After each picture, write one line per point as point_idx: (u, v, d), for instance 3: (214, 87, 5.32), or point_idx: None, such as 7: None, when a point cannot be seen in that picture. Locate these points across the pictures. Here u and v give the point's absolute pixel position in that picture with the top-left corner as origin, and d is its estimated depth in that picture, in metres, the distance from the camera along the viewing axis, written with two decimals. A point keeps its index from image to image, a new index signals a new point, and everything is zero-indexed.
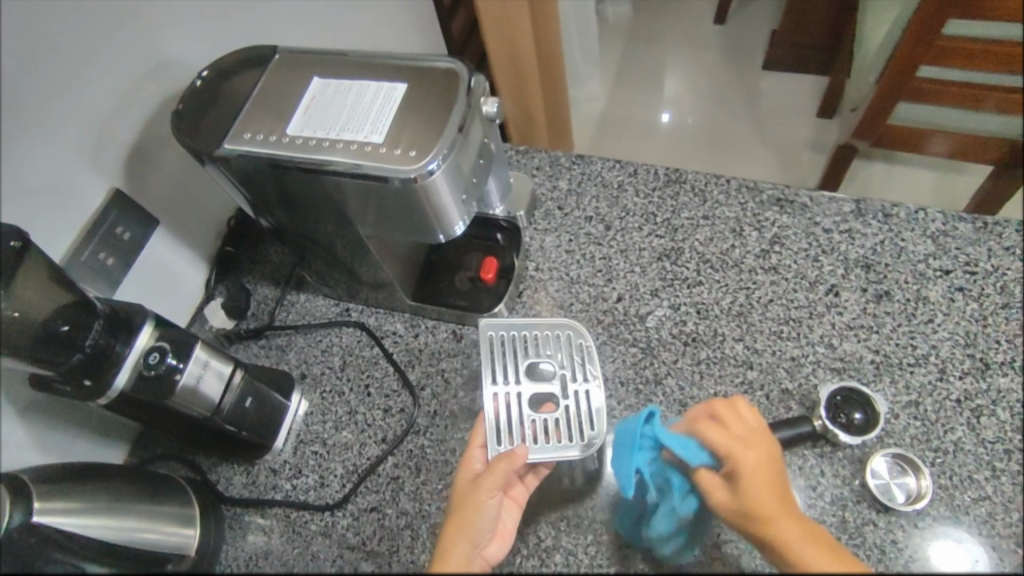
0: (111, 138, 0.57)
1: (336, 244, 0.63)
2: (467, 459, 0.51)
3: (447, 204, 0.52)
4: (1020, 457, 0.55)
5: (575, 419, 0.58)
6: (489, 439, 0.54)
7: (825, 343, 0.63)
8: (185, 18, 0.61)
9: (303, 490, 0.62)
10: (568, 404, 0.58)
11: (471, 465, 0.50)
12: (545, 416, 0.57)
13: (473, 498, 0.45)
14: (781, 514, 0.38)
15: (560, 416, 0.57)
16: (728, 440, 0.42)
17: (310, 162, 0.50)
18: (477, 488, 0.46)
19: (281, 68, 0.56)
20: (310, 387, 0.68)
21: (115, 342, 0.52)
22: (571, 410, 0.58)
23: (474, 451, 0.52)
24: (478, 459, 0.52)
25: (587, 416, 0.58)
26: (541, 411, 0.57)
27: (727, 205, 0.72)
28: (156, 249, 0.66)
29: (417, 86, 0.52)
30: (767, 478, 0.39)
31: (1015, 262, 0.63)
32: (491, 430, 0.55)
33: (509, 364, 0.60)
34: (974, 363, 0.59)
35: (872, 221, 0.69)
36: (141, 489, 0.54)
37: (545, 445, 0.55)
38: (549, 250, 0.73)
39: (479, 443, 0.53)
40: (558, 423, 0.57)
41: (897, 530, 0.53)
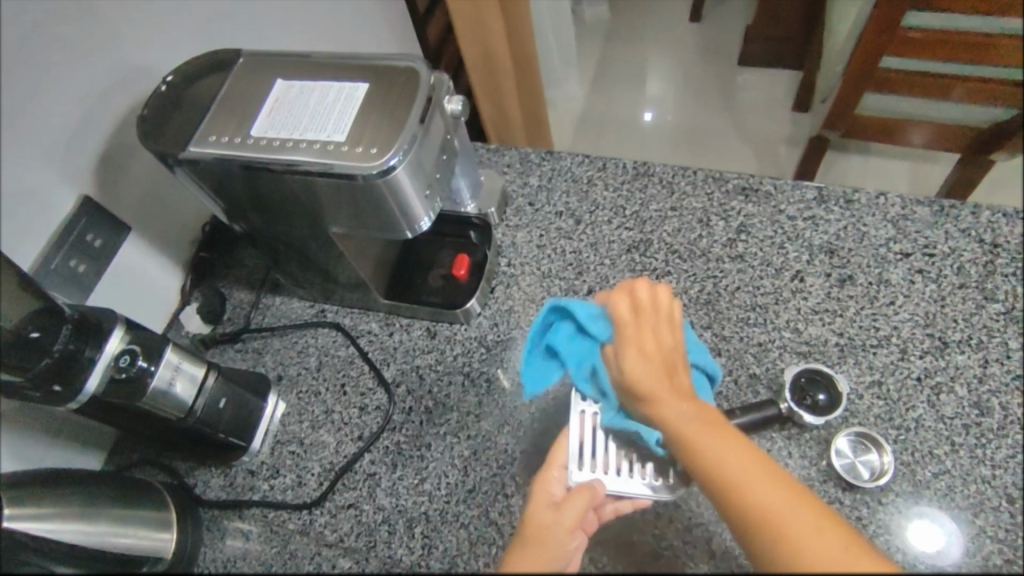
0: (81, 143, 0.57)
1: (307, 245, 0.64)
2: (546, 478, 0.50)
3: (412, 200, 0.52)
4: (977, 432, 0.56)
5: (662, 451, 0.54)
6: (569, 461, 0.53)
7: (791, 327, 0.64)
8: (151, 24, 0.62)
9: (281, 490, 0.63)
10: None
11: (550, 487, 0.49)
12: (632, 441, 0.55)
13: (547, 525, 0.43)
14: (669, 395, 0.43)
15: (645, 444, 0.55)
16: (625, 323, 0.46)
17: (275, 162, 0.51)
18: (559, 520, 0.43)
19: (246, 72, 0.57)
20: (287, 389, 0.69)
21: (85, 347, 0.52)
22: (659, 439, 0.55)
23: (554, 473, 0.51)
24: (557, 481, 0.50)
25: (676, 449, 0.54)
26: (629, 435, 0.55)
27: (694, 196, 0.73)
28: (128, 255, 0.66)
29: (377, 85, 0.53)
30: (651, 361, 0.44)
31: (972, 244, 0.65)
32: (572, 451, 0.53)
33: None
34: (934, 342, 0.61)
35: (835, 207, 0.70)
36: (115, 493, 0.54)
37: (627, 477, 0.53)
38: (521, 245, 0.74)
39: (560, 464, 0.52)
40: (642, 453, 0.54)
41: (861, 507, 0.55)
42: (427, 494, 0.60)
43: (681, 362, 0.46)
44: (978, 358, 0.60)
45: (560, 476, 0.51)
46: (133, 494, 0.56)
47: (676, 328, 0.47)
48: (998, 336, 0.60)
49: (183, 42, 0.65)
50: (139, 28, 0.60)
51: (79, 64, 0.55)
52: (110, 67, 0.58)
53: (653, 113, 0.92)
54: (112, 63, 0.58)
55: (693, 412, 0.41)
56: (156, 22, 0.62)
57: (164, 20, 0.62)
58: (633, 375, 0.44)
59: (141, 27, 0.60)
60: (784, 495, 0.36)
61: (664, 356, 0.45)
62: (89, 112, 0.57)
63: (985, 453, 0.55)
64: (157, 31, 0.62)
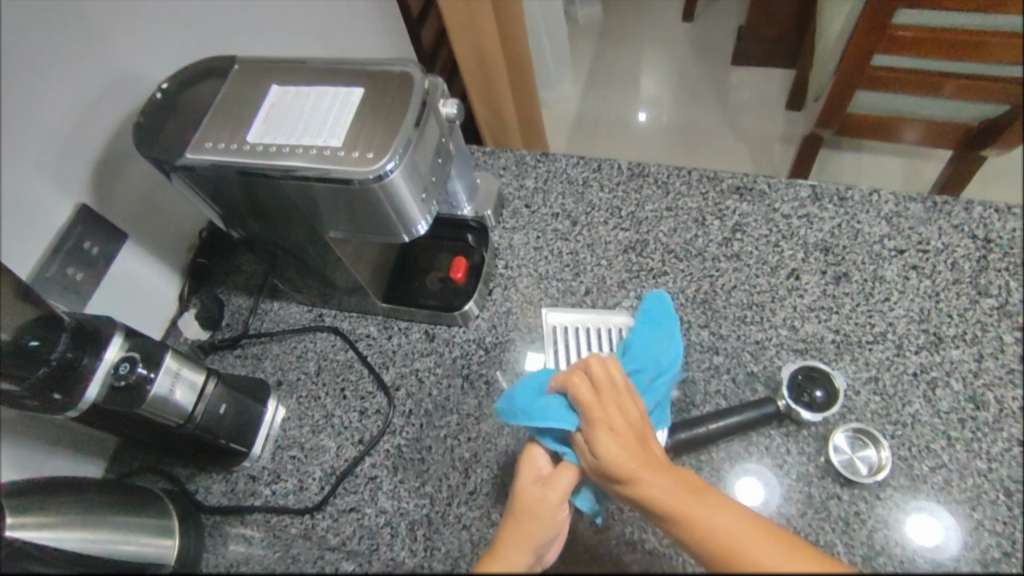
0: (76, 151, 0.57)
1: (305, 250, 0.64)
2: (532, 455, 0.51)
3: (409, 203, 0.53)
4: (973, 426, 0.57)
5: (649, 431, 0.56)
6: (555, 432, 0.52)
7: (788, 325, 0.64)
8: (147, 32, 0.62)
9: (283, 495, 0.63)
10: None
11: (535, 462, 0.50)
12: None
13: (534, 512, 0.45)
14: (650, 474, 0.42)
15: None
16: (591, 407, 0.45)
17: (272, 168, 0.51)
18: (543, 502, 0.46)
19: (241, 79, 0.57)
20: (287, 394, 0.69)
21: (83, 355, 0.53)
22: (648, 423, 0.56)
23: (538, 448, 0.51)
24: (544, 455, 0.51)
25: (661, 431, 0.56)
26: None
27: (689, 196, 0.74)
28: (125, 262, 0.66)
29: (372, 90, 0.53)
30: (622, 440, 0.44)
31: (964, 239, 0.66)
32: None
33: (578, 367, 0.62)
34: (929, 337, 0.62)
35: (829, 205, 0.70)
36: (117, 503, 0.54)
37: None
38: (518, 247, 0.74)
39: (545, 436, 0.52)
40: None
41: (860, 502, 0.55)
42: (428, 497, 0.61)
43: (650, 432, 0.46)
44: (973, 353, 0.60)
45: (544, 451, 0.51)
46: (134, 502, 0.55)
47: (636, 402, 0.47)
48: (992, 330, 0.61)
49: (176, 49, 0.65)
50: (132, 36, 0.60)
51: (73, 72, 0.55)
52: (104, 74, 0.58)
53: (648, 113, 0.94)
54: (106, 71, 0.59)
55: (673, 485, 0.41)
56: (149, 29, 0.62)
57: (157, 26, 0.62)
58: (610, 460, 0.43)
59: (133, 34, 0.60)
60: (734, 517, 0.38)
61: (634, 429, 0.45)
62: (83, 120, 0.57)
63: (981, 447, 0.56)
64: (150, 38, 0.62)
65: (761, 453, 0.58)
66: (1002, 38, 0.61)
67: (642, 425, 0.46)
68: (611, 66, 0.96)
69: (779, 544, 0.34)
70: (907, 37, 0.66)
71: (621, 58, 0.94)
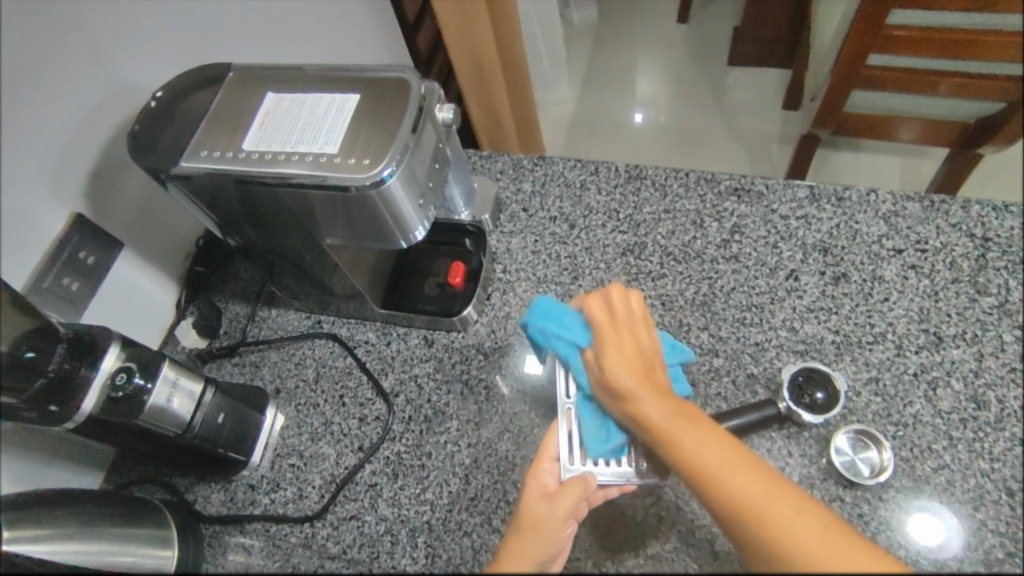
0: (71, 160, 0.57)
1: (302, 257, 0.64)
2: (538, 473, 0.52)
3: (406, 209, 0.53)
4: (974, 425, 0.57)
5: None
6: (561, 451, 0.54)
7: (787, 326, 0.64)
8: (142, 40, 0.61)
9: (282, 504, 0.63)
10: None
11: (543, 480, 0.52)
12: None
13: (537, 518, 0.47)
14: (647, 393, 0.43)
15: None
16: (602, 327, 0.47)
17: (268, 176, 0.51)
18: (550, 515, 0.47)
19: (236, 87, 0.57)
20: (285, 402, 0.69)
21: (80, 366, 0.52)
22: None
23: (547, 466, 0.53)
24: (550, 473, 0.53)
25: None
26: None
27: (686, 198, 0.73)
28: (121, 271, 0.66)
29: (368, 96, 0.53)
30: (628, 361, 0.45)
31: (962, 238, 0.66)
32: (563, 442, 0.54)
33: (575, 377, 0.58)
34: (929, 337, 0.61)
35: (827, 205, 0.70)
36: (116, 515, 0.54)
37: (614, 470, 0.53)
38: (516, 252, 0.74)
39: (552, 457, 0.54)
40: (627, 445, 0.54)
41: (863, 504, 0.55)
42: (429, 503, 0.60)
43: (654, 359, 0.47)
44: (973, 352, 0.60)
45: (551, 467, 0.53)
46: (133, 513, 0.55)
47: (649, 328, 0.49)
48: (992, 329, 0.61)
49: (171, 56, 0.64)
50: (126, 44, 0.60)
51: (68, 81, 0.55)
52: (98, 83, 0.58)
53: (644, 114, 0.94)
54: (100, 80, 0.58)
55: (667, 408, 0.42)
56: (143, 36, 0.61)
57: (151, 34, 0.62)
58: (611, 376, 0.45)
59: (127, 42, 0.60)
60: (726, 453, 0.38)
61: (641, 355, 0.46)
62: (78, 129, 0.57)
63: (983, 447, 0.56)
64: (144, 46, 0.62)
65: (762, 456, 0.58)
66: (998, 37, 0.63)
67: (647, 351, 0.47)
68: (604, 70, 0.96)
69: (774, 493, 0.35)
70: (901, 37, 0.66)
71: (615, 60, 0.94)
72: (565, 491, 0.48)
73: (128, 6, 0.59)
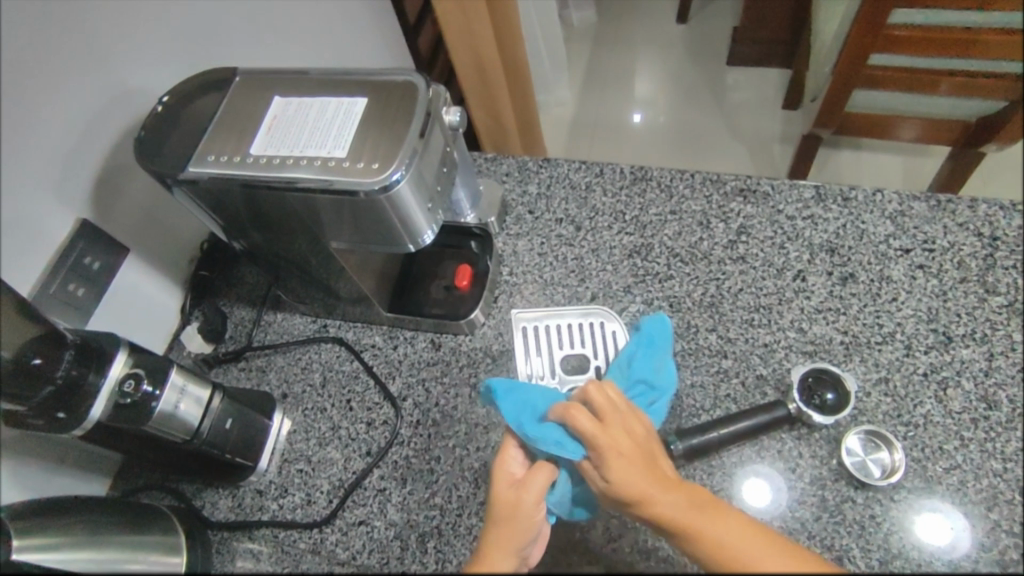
0: (76, 166, 0.56)
1: (308, 261, 0.64)
2: (504, 459, 0.52)
3: (415, 213, 0.52)
4: (985, 425, 0.57)
5: None
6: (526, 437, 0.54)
7: (795, 327, 0.64)
8: (146, 45, 0.61)
9: (290, 509, 0.62)
10: None
11: (508, 468, 0.52)
12: None
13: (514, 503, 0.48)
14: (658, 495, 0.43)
15: None
16: (595, 435, 0.46)
17: (276, 180, 0.50)
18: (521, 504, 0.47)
19: (241, 91, 0.56)
20: (292, 406, 0.68)
21: (88, 371, 0.52)
22: None
23: (512, 451, 0.53)
24: (516, 459, 0.53)
25: None
26: None
27: (692, 199, 0.73)
28: (127, 277, 0.65)
29: (375, 100, 0.53)
30: (634, 463, 0.45)
31: (970, 238, 0.66)
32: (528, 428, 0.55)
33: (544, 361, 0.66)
34: (938, 337, 0.61)
35: (833, 206, 0.70)
36: (124, 522, 0.53)
37: None
38: (522, 254, 0.74)
39: (516, 442, 0.54)
40: None
41: (875, 505, 0.55)
42: (438, 508, 0.60)
43: (659, 450, 0.48)
44: (983, 352, 0.60)
45: (517, 453, 0.53)
46: (141, 521, 0.54)
47: (639, 417, 0.49)
48: (1001, 328, 0.61)
49: (175, 60, 0.64)
50: (132, 49, 0.60)
51: (73, 86, 0.55)
52: (104, 87, 0.58)
53: (643, 115, 0.94)
54: (105, 84, 0.58)
55: (681, 502, 0.43)
56: (147, 40, 0.61)
57: (156, 38, 0.62)
58: (619, 483, 0.44)
59: (132, 46, 0.60)
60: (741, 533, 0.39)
61: (640, 449, 0.46)
62: (84, 135, 0.56)
63: (994, 447, 0.56)
64: (149, 50, 0.61)
65: (773, 457, 0.58)
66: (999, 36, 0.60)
67: (648, 446, 0.47)
68: (603, 72, 0.97)
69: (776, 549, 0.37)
70: (902, 37, 0.65)
71: (615, 61, 0.95)
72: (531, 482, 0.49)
73: (133, 10, 0.59)
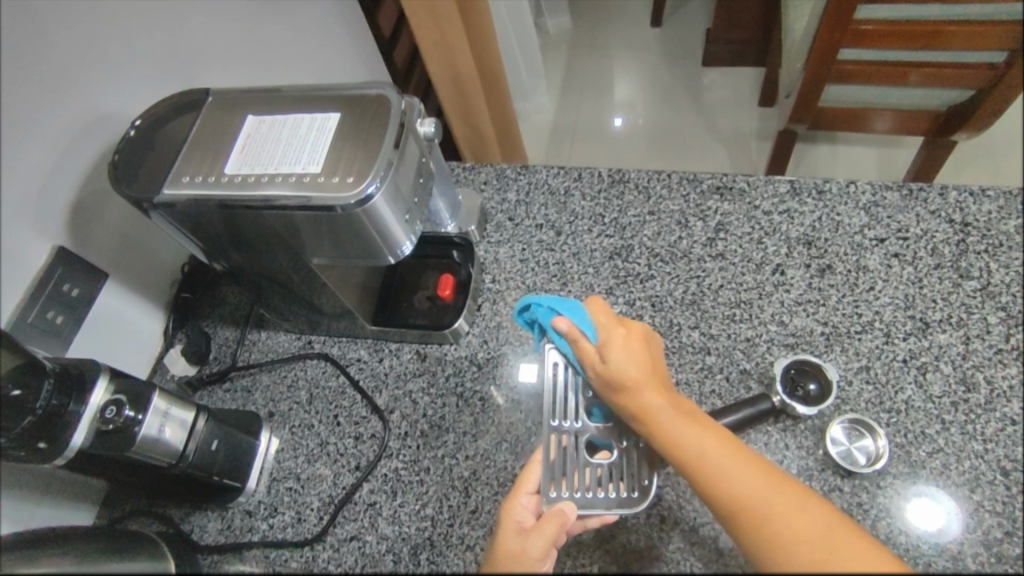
0: (50, 194, 0.56)
1: (290, 279, 0.63)
2: (513, 506, 0.51)
3: (392, 225, 0.53)
4: (965, 408, 0.57)
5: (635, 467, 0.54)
6: (539, 484, 0.53)
7: (777, 321, 0.65)
8: (119, 69, 0.61)
9: (281, 529, 0.62)
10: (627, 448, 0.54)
11: (518, 514, 0.50)
12: (601, 463, 0.54)
13: (516, 544, 0.45)
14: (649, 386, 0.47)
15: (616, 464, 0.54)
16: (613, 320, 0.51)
17: (252, 199, 0.50)
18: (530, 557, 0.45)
19: (215, 111, 0.56)
20: (279, 425, 0.68)
21: (68, 401, 0.51)
22: (630, 456, 0.54)
23: (523, 499, 0.51)
24: (526, 508, 0.51)
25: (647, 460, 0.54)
26: (597, 457, 0.54)
27: (670, 199, 0.74)
28: (106, 302, 0.65)
29: (348, 113, 0.53)
30: (633, 355, 0.48)
31: (942, 225, 0.67)
32: (541, 474, 0.53)
33: (571, 401, 0.57)
34: (916, 323, 0.62)
35: (808, 199, 0.71)
36: (110, 548, 0.52)
37: (597, 497, 0.52)
38: (504, 261, 0.74)
39: (529, 490, 0.52)
40: (613, 473, 0.54)
41: (862, 493, 0.55)
42: (429, 519, 0.60)
43: (660, 368, 0.50)
44: (960, 336, 0.61)
45: (527, 502, 0.51)
46: (132, 545, 0.53)
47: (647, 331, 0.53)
48: (976, 312, 0.62)
49: (148, 84, 0.64)
50: (104, 74, 0.60)
51: (45, 114, 0.54)
52: (75, 115, 0.57)
53: (624, 119, 0.98)
54: (78, 109, 0.57)
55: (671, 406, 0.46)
56: (117, 64, 0.61)
57: (127, 63, 0.61)
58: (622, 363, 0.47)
59: (103, 72, 0.59)
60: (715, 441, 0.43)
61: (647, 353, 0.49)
62: (57, 163, 0.56)
63: (974, 428, 0.56)
64: (120, 75, 0.61)
65: (760, 451, 0.58)
66: (964, 27, 0.63)
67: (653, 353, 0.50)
68: (581, 75, 1.01)
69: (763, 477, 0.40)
70: (871, 31, 0.68)
71: (593, 66, 0.99)
72: (540, 529, 0.46)
73: (105, 36, 0.59)
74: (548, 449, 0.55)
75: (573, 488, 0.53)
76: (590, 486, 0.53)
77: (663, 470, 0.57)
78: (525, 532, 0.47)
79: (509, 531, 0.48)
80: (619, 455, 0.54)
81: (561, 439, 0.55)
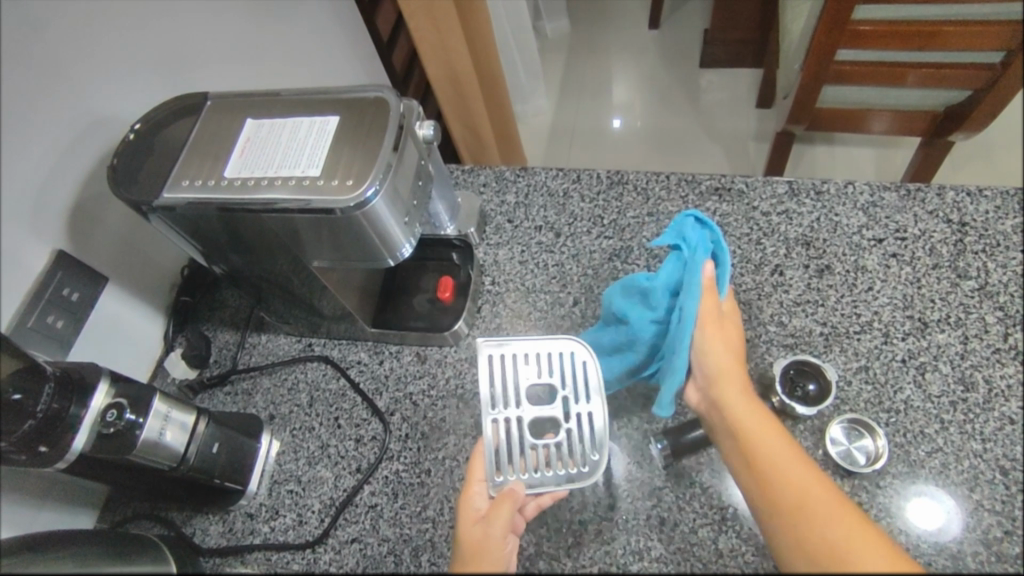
0: (51, 198, 0.56)
1: (290, 281, 0.64)
2: (468, 496, 0.49)
3: (392, 228, 0.53)
4: (964, 408, 0.58)
5: (578, 443, 0.55)
6: (489, 470, 0.52)
7: (776, 321, 0.65)
8: (119, 74, 0.61)
9: (282, 531, 0.62)
10: (569, 428, 0.55)
11: (474, 502, 0.49)
12: (547, 444, 0.54)
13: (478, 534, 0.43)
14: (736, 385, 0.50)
15: (561, 443, 0.54)
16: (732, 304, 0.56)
17: (253, 202, 0.51)
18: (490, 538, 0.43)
19: (215, 114, 0.57)
20: (280, 428, 0.68)
21: (70, 403, 0.51)
22: (573, 435, 0.55)
23: (476, 488, 0.50)
24: (481, 496, 0.50)
25: (591, 439, 0.55)
26: (543, 438, 0.54)
27: (669, 200, 0.74)
28: (107, 306, 0.65)
29: (346, 117, 0.54)
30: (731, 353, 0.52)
31: (939, 225, 0.67)
32: (490, 459, 0.52)
33: (508, 388, 0.56)
34: (914, 323, 0.62)
35: (806, 200, 0.71)
36: (111, 551, 0.51)
37: (548, 475, 0.53)
38: (503, 263, 0.74)
39: (480, 478, 0.51)
40: (559, 451, 0.54)
41: (862, 493, 0.55)
42: (431, 521, 0.60)
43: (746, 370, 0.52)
44: (958, 335, 0.61)
45: (480, 489, 0.50)
46: (134, 548, 0.53)
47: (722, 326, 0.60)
48: (974, 312, 0.62)
49: (146, 87, 0.64)
50: (103, 78, 0.60)
51: (44, 118, 0.55)
52: (75, 119, 0.58)
53: (622, 120, 1.00)
54: (76, 114, 0.58)
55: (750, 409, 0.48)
56: (116, 68, 0.61)
57: (125, 67, 0.62)
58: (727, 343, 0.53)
59: (101, 76, 0.60)
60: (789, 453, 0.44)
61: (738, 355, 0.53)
62: (58, 167, 0.56)
63: (973, 428, 0.57)
64: (119, 79, 0.61)
65: None
66: (960, 28, 0.64)
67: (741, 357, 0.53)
68: (580, 77, 1.01)
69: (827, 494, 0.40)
70: (868, 31, 0.69)
71: (592, 69, 0.98)
72: (497, 509, 0.45)
73: (105, 41, 0.59)
74: (488, 436, 0.54)
75: (523, 470, 0.52)
76: (540, 465, 0.53)
77: (665, 470, 0.58)
78: (483, 519, 0.45)
79: (469, 521, 0.46)
80: (564, 433, 0.55)
81: (498, 427, 0.54)
